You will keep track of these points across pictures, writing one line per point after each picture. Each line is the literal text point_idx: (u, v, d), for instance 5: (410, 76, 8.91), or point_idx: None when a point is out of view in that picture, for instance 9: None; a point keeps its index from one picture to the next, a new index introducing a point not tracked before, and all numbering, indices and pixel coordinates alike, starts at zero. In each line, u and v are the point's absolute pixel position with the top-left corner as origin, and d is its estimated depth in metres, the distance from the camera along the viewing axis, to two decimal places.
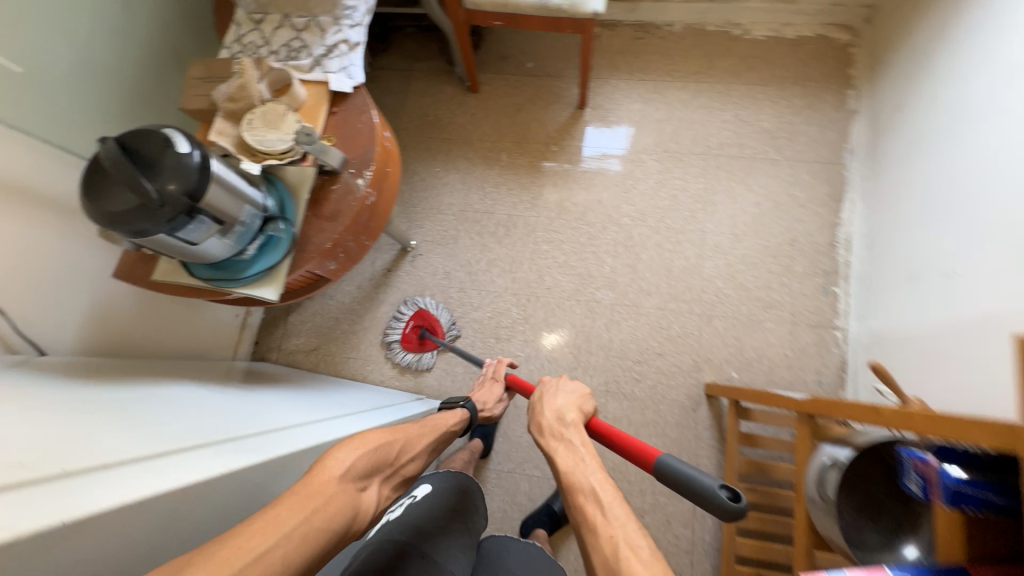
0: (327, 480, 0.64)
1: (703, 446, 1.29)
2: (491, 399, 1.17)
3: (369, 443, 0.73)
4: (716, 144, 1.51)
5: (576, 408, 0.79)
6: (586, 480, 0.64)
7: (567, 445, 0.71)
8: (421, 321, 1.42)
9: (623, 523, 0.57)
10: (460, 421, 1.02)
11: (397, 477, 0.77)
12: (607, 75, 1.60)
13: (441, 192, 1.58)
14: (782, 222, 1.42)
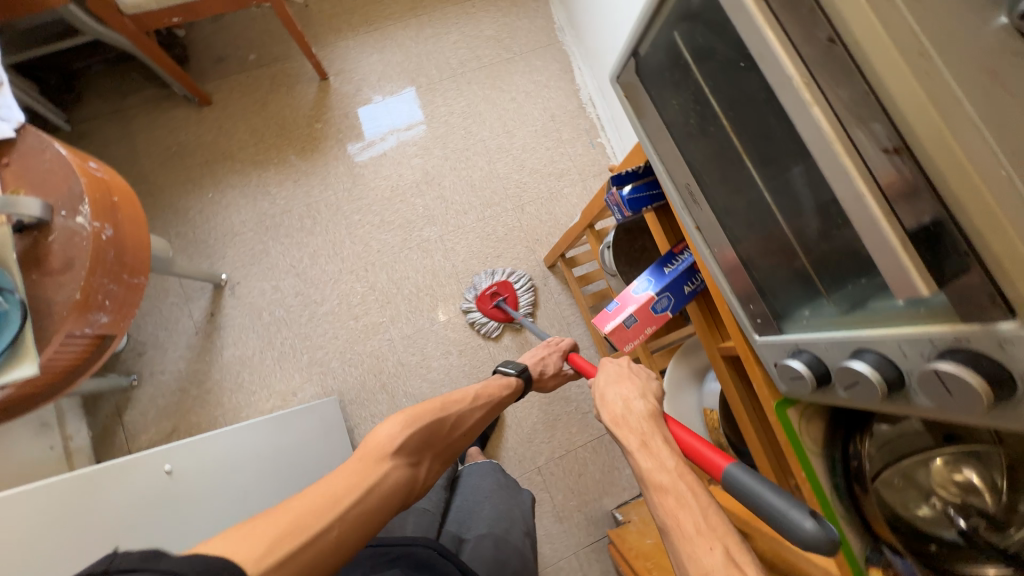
0: (379, 457, 0.72)
1: (565, 308, 1.49)
2: (550, 372, 1.08)
3: (419, 418, 0.80)
4: (459, 63, 1.63)
5: (647, 398, 0.70)
6: (672, 478, 0.56)
7: (648, 443, 0.61)
8: (500, 289, 1.43)
9: (716, 537, 0.48)
10: (513, 391, 1.01)
11: (447, 450, 0.85)
12: (334, 39, 1.60)
13: (226, 213, 1.47)
14: (539, 105, 1.62)
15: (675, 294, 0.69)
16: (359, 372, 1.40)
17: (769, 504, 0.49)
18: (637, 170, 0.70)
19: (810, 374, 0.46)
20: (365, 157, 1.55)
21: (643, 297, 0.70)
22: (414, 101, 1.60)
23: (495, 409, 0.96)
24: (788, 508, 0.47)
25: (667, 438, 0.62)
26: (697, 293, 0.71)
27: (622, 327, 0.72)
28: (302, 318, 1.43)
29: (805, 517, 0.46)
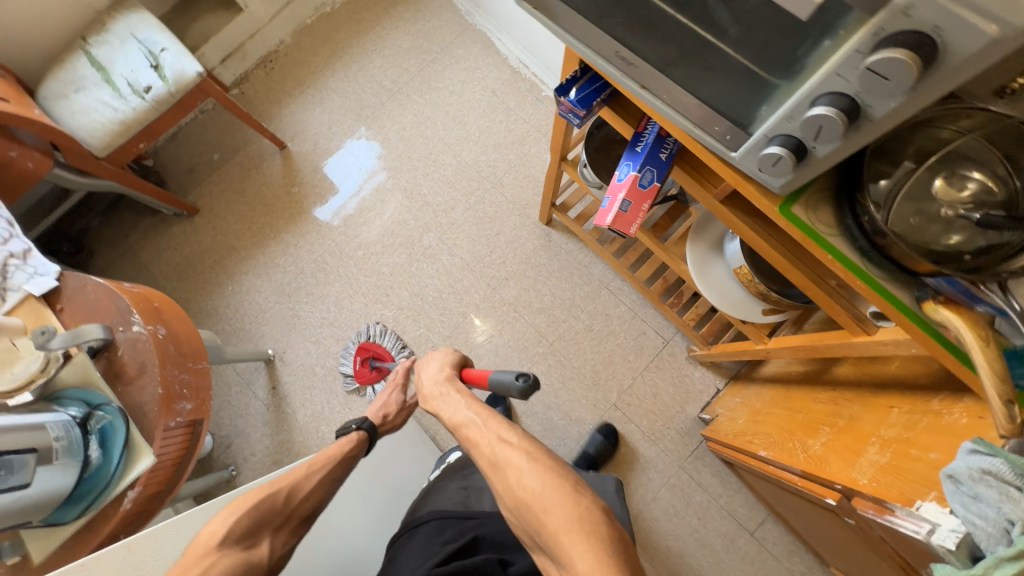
0: (203, 553, 0.71)
1: (576, 252, 1.54)
2: (393, 411, 1.07)
3: (248, 499, 0.78)
4: (392, 82, 1.71)
5: (443, 366, 0.89)
6: (464, 416, 0.80)
7: (448, 400, 0.83)
8: (366, 352, 1.48)
9: (490, 432, 0.76)
10: (361, 443, 0.98)
11: (296, 519, 0.82)
12: (278, 109, 1.71)
13: (250, 296, 1.58)
14: (478, 87, 1.68)
15: (655, 165, 0.74)
16: None
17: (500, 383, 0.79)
18: (576, 73, 0.75)
19: (786, 151, 0.50)
20: (346, 199, 1.64)
21: (628, 179, 0.75)
22: (372, 147, 1.67)
23: (343, 466, 0.92)
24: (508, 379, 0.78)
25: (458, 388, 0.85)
26: (675, 155, 0.75)
27: (621, 214, 0.76)
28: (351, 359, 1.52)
29: (513, 377, 0.76)
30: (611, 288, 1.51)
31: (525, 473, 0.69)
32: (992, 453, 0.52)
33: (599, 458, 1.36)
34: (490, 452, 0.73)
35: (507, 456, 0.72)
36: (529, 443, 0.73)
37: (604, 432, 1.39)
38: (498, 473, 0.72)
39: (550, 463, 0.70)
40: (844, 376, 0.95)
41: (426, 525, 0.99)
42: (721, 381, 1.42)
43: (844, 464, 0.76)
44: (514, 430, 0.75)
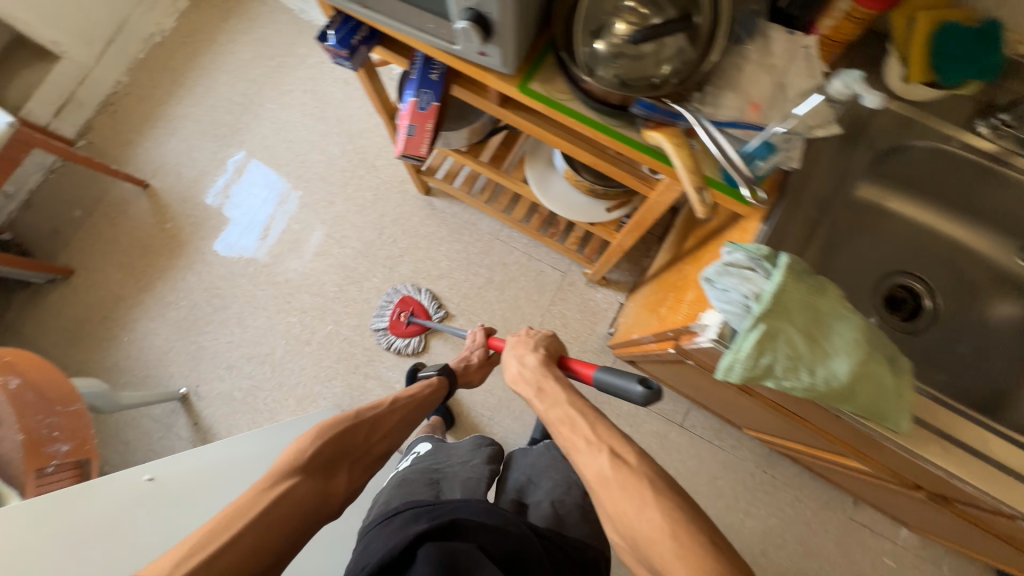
0: (289, 470, 0.71)
1: (461, 213, 1.57)
2: (475, 364, 1.16)
3: (331, 428, 0.79)
4: (242, 95, 1.69)
5: (538, 352, 0.90)
6: (562, 408, 0.75)
7: (544, 389, 0.81)
8: (407, 306, 1.49)
9: (600, 442, 0.67)
10: (435, 392, 1.02)
11: (369, 454, 0.84)
12: (131, 151, 1.66)
13: (148, 341, 1.53)
14: (328, 80, 1.69)
15: (428, 87, 0.77)
16: (340, 380, 1.48)
17: (621, 386, 0.74)
18: (332, 18, 0.77)
19: (469, 23, 0.55)
20: (225, 222, 1.62)
21: (408, 105, 0.78)
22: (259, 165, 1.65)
23: (417, 409, 0.97)
24: (627, 383, 0.74)
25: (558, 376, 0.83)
26: (447, 74, 0.78)
27: (410, 139, 0.81)
28: (267, 374, 1.50)
29: (633, 383, 0.72)
30: (501, 237, 1.55)
31: (648, 505, 0.59)
32: (735, 248, 0.59)
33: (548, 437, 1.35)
34: (597, 465, 0.64)
35: (615, 475, 0.62)
36: (646, 464, 0.63)
37: None
38: (607, 490, 0.62)
39: (672, 497, 0.60)
40: (689, 247, 1.02)
41: (402, 515, 0.82)
42: (622, 295, 1.49)
43: (674, 314, 0.82)
44: (626, 447, 0.66)
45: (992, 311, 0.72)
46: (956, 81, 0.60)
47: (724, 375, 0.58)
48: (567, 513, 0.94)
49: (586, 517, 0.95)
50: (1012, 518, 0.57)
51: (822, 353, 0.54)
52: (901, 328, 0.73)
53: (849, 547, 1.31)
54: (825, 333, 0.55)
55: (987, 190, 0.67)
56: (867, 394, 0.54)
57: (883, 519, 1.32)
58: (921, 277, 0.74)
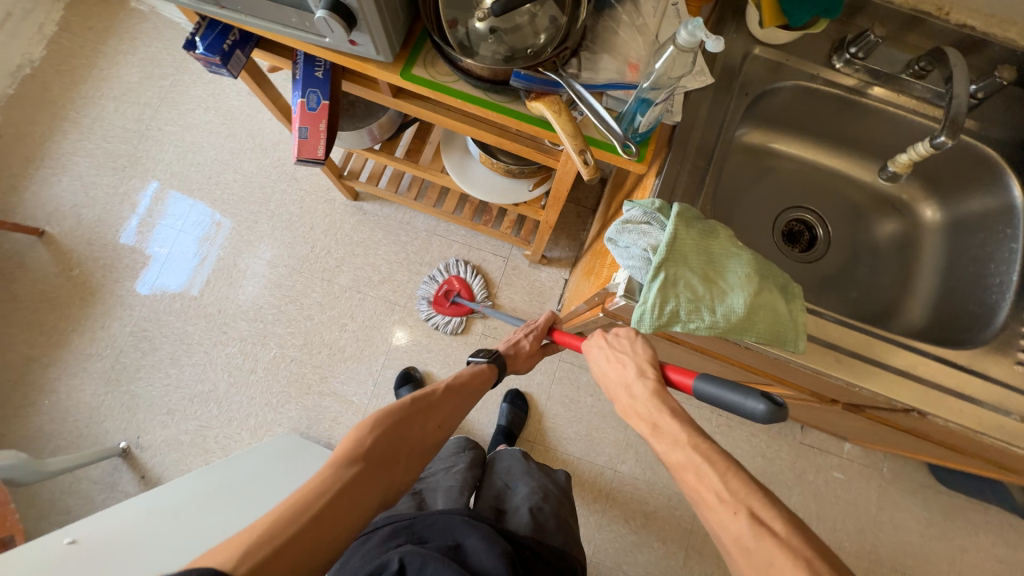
0: (348, 461, 0.69)
1: (393, 214, 1.54)
2: (525, 352, 1.02)
3: (387, 417, 0.76)
4: (136, 121, 1.57)
5: (644, 376, 0.69)
6: (686, 452, 0.59)
7: (659, 425, 0.63)
8: (455, 286, 1.47)
9: (735, 500, 0.54)
10: (487, 377, 0.95)
11: (423, 445, 0.80)
12: (17, 197, 1.50)
13: (74, 400, 1.41)
14: (232, 94, 1.60)
15: (315, 85, 0.75)
16: (294, 402, 1.42)
17: (736, 403, 0.60)
18: (196, 23, 0.72)
19: (328, 13, 0.53)
20: (142, 259, 1.50)
21: (297, 107, 0.75)
22: (169, 191, 1.54)
23: (471, 397, 0.91)
24: (744, 398, 0.59)
25: (674, 406, 0.65)
26: (333, 71, 0.76)
27: (305, 143, 0.77)
28: (214, 411, 1.42)
29: (753, 400, 0.58)
30: (438, 233, 1.53)
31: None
32: (631, 205, 0.62)
33: (513, 423, 1.38)
34: (735, 530, 0.53)
35: (767, 551, 0.50)
36: (800, 535, 0.51)
37: (511, 398, 1.41)
38: (749, 563, 0.51)
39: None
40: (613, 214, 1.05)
41: (380, 530, 0.82)
42: (565, 271, 1.51)
43: (601, 278, 0.84)
44: (771, 509, 0.53)
45: (876, 230, 0.79)
46: (805, 21, 0.64)
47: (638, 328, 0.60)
48: (545, 520, 0.94)
49: (562, 526, 0.95)
50: (908, 411, 0.63)
51: (720, 291, 0.57)
52: (802, 259, 0.78)
53: (803, 470, 1.41)
54: (721, 273, 0.58)
55: (854, 119, 0.73)
56: (765, 322, 0.58)
57: (829, 438, 1.43)
58: (813, 209, 0.79)
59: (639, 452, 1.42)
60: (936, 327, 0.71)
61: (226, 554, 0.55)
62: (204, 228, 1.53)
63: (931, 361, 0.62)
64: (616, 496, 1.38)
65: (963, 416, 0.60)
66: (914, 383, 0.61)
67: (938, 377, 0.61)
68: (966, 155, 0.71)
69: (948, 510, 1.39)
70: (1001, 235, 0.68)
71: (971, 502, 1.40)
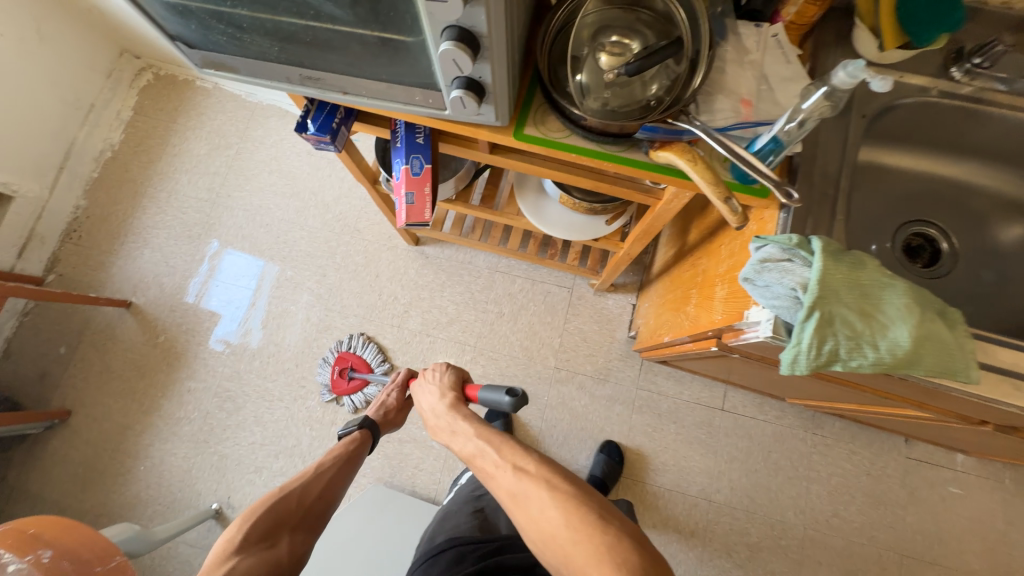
0: (224, 560, 0.72)
1: (453, 255, 1.56)
2: (393, 407, 1.08)
3: (261, 504, 0.80)
4: (207, 190, 1.66)
5: (448, 395, 0.88)
6: (473, 441, 0.78)
7: (457, 429, 0.82)
8: (346, 362, 1.48)
9: (505, 461, 0.73)
10: (365, 440, 0.98)
11: (310, 517, 0.83)
12: (105, 272, 1.60)
13: (166, 463, 1.46)
14: (292, 155, 1.68)
15: (417, 151, 0.77)
16: (375, 451, 1.42)
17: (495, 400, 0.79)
18: (306, 106, 0.76)
19: (464, 91, 0.55)
20: (218, 321, 1.56)
21: (402, 174, 0.78)
22: (235, 252, 1.62)
23: (352, 459, 0.94)
24: (497, 395, 0.78)
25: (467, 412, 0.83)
26: (432, 135, 0.78)
27: (412, 207, 0.78)
28: (299, 465, 1.44)
29: (503, 394, 0.77)
30: (500, 269, 1.54)
31: (547, 506, 0.66)
32: (765, 243, 0.60)
33: (608, 474, 1.32)
34: (507, 484, 0.70)
35: (526, 487, 0.68)
36: (546, 469, 0.70)
37: (609, 449, 1.36)
38: (518, 504, 0.68)
39: (569, 489, 0.68)
40: (694, 240, 1.03)
41: (445, 552, 0.88)
42: (632, 296, 1.49)
43: (706, 310, 0.83)
44: (526, 456, 0.73)
45: (1002, 236, 0.75)
46: (929, 40, 0.62)
47: (791, 370, 0.58)
48: None
49: None
50: None
51: (880, 325, 0.55)
52: (928, 273, 0.74)
53: (915, 486, 1.32)
54: (878, 305, 0.55)
55: (972, 126, 0.70)
56: (934, 354, 0.55)
57: (938, 450, 1.33)
58: (931, 221, 0.76)
59: (733, 479, 1.35)
60: None
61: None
62: (261, 281, 1.59)
63: None
64: (714, 528, 1.32)
65: None
66: None
67: None
68: None
69: None
70: None
71: None
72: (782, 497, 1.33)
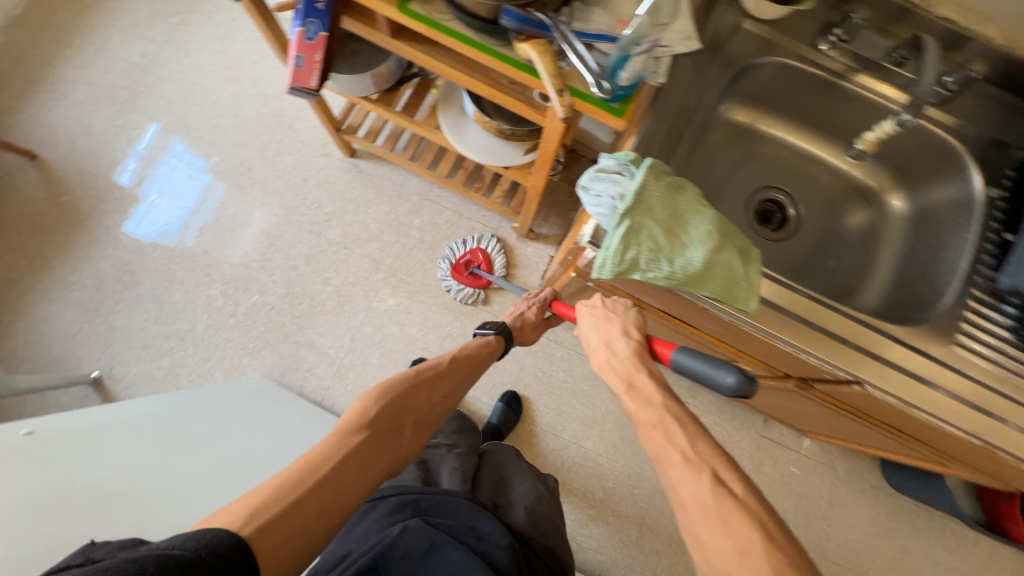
0: (357, 428, 0.67)
1: (388, 174, 1.55)
2: (531, 323, 0.96)
3: (394, 386, 0.74)
4: (140, 55, 1.56)
5: (630, 338, 0.73)
6: (663, 413, 0.64)
7: (636, 383, 0.68)
8: (473, 258, 1.49)
9: (701, 461, 0.59)
10: (496, 348, 0.91)
11: (431, 415, 0.78)
12: (13, 117, 1.50)
13: (50, 323, 1.42)
14: (239, 38, 1.60)
15: (314, 15, 0.75)
16: (271, 349, 1.44)
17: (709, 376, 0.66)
18: None
19: None
20: (131, 194, 1.51)
21: (295, 36, 0.76)
22: (166, 132, 1.54)
23: (479, 366, 0.88)
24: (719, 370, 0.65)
25: (654, 372, 0.69)
26: (333, 3, 0.76)
27: (300, 71, 0.79)
28: (189, 349, 1.43)
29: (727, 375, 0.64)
30: (431, 197, 1.55)
31: (751, 548, 0.52)
32: (607, 157, 0.64)
33: (503, 423, 1.39)
34: (696, 489, 0.57)
35: (720, 504, 0.55)
36: (754, 499, 0.57)
37: (506, 400, 1.42)
38: (705, 519, 0.56)
39: (780, 543, 0.53)
40: None
41: (386, 500, 0.88)
42: (552, 248, 1.53)
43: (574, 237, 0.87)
44: (731, 473, 0.59)
45: (847, 220, 0.82)
46: None
47: (600, 275, 0.62)
48: (540, 520, 1.01)
49: (554, 527, 1.03)
50: (850, 383, 0.66)
51: (681, 244, 0.60)
52: (772, 237, 0.81)
53: (761, 462, 1.45)
54: (684, 228, 0.60)
55: (829, 102, 0.75)
56: (720, 278, 0.60)
57: (789, 433, 1.47)
58: (786, 190, 0.83)
59: (605, 430, 1.44)
60: (888, 309, 0.74)
61: (228, 517, 0.53)
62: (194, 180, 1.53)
63: (877, 334, 0.65)
64: (577, 470, 1.41)
65: (901, 389, 0.63)
66: (857, 353, 0.64)
67: (882, 351, 0.64)
68: (929, 142, 0.73)
69: (895, 513, 1.43)
70: (957, 224, 0.71)
71: (919, 507, 1.43)
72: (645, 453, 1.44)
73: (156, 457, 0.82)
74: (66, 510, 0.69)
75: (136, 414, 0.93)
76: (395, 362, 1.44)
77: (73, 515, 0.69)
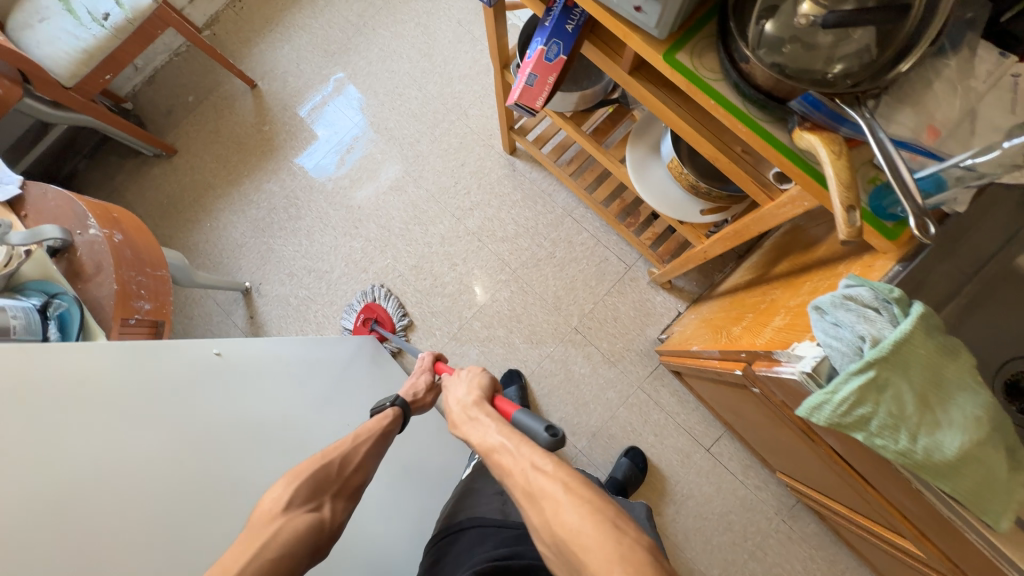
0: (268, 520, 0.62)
1: (540, 181, 1.54)
2: (425, 389, 0.94)
3: (305, 469, 0.68)
4: (357, 16, 1.71)
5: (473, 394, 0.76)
6: (495, 441, 0.66)
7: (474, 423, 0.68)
8: (371, 312, 1.49)
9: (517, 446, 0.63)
10: (396, 419, 0.84)
11: (351, 489, 0.71)
12: (249, 49, 1.73)
13: (227, 231, 1.64)
14: (444, 17, 1.67)
15: (561, 37, 0.73)
16: None
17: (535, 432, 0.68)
18: None
19: None
20: (313, 137, 1.67)
21: (535, 54, 0.75)
22: (356, 90, 1.68)
23: (386, 438, 0.81)
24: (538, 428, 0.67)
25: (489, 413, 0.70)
26: (583, 28, 0.73)
27: (528, 89, 0.79)
28: (321, 288, 1.57)
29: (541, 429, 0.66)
30: (573, 215, 1.51)
31: (562, 507, 0.55)
32: (859, 284, 0.53)
33: (628, 481, 1.30)
34: (521, 477, 0.60)
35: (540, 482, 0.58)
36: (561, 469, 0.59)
37: (631, 456, 1.34)
38: (532, 503, 0.58)
39: (589, 496, 0.56)
40: (779, 272, 0.93)
41: (466, 533, 0.83)
42: (683, 305, 1.42)
43: (752, 333, 0.77)
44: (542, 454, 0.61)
45: None
46: None
47: (807, 415, 0.54)
48: None
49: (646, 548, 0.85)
50: None
51: (934, 422, 0.48)
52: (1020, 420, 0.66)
53: None
54: (944, 403, 0.49)
55: None
56: (972, 480, 0.48)
57: None
58: None
59: (680, 512, 1.33)
60: None
61: None
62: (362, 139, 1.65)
63: None
64: None
65: None
66: None
67: None
68: None
69: None
70: None
71: None
72: (716, 554, 1.30)
73: (282, 411, 0.86)
74: (213, 445, 0.73)
75: (281, 354, 0.97)
76: (491, 364, 1.46)
77: (214, 450, 0.73)
